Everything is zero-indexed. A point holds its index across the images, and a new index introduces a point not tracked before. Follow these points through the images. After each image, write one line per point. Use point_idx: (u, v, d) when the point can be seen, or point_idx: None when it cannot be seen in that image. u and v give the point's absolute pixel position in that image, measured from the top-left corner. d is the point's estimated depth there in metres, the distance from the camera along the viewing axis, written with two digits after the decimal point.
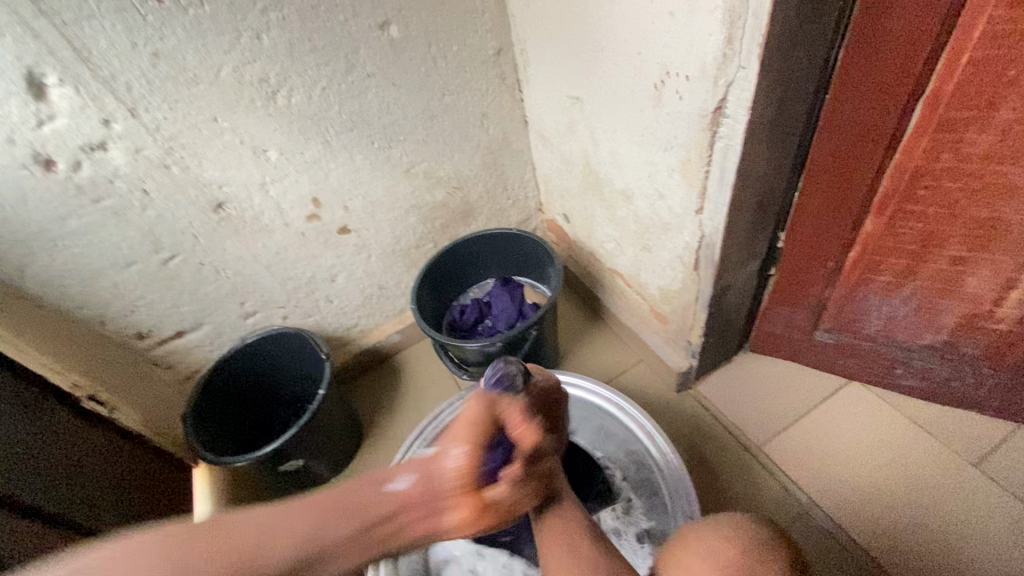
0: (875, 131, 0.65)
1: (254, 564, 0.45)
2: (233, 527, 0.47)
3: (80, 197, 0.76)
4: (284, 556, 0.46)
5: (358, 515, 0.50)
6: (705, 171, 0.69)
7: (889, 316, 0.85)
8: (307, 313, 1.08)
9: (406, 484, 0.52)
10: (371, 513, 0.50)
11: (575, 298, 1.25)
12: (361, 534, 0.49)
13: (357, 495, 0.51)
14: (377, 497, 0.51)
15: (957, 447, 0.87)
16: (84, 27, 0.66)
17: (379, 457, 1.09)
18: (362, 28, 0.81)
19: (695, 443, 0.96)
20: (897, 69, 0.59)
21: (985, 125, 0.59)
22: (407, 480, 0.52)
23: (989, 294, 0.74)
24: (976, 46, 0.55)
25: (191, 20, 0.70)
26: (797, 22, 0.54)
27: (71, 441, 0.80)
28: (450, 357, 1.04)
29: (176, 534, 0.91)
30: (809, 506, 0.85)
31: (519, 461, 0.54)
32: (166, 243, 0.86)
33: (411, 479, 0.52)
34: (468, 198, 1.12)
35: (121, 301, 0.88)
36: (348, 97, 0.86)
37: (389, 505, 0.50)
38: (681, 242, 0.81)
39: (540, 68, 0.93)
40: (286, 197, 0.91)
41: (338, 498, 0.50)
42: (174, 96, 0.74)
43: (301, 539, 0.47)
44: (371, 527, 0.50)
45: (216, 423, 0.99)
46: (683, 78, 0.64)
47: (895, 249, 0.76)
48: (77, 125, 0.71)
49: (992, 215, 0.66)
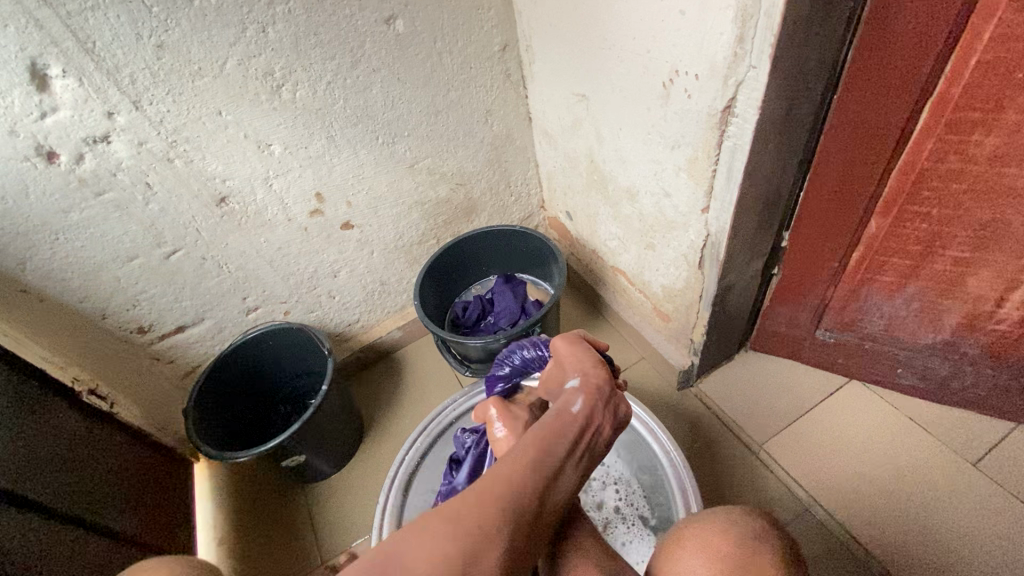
0: (882, 133, 0.65)
1: (514, 487, 0.37)
2: (479, 483, 0.38)
3: (82, 189, 0.75)
4: (523, 478, 0.38)
5: (523, 462, 0.39)
6: (712, 170, 0.69)
7: (890, 316, 0.86)
8: (309, 308, 1.08)
9: (543, 447, 0.41)
10: (567, 430, 0.43)
11: (576, 296, 1.25)
12: (568, 463, 0.41)
13: (520, 453, 0.40)
14: (557, 415, 0.45)
15: (955, 446, 0.88)
16: (88, 18, 0.65)
17: (380, 453, 1.09)
18: (368, 23, 0.80)
19: (696, 441, 0.96)
20: (906, 70, 0.59)
21: (992, 127, 0.60)
22: (577, 399, 0.47)
23: (991, 295, 0.75)
24: (986, 49, 0.55)
25: (197, 12, 0.69)
26: (809, 22, 0.54)
27: (82, 435, 0.80)
28: (453, 353, 1.04)
29: (178, 529, 0.90)
30: (809, 504, 0.86)
31: (603, 365, 0.53)
32: (169, 237, 0.86)
33: (577, 394, 0.48)
34: (471, 195, 1.12)
35: (123, 295, 0.87)
36: (353, 92, 0.85)
37: (575, 422, 0.44)
38: (687, 241, 0.81)
39: (545, 64, 0.93)
40: (290, 192, 0.90)
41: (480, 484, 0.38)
42: (178, 89, 0.74)
43: (520, 465, 0.39)
44: (574, 448, 0.42)
45: (218, 420, 0.99)
46: (692, 77, 0.64)
47: (899, 250, 0.76)
48: (80, 117, 0.70)
49: (995, 217, 0.66)
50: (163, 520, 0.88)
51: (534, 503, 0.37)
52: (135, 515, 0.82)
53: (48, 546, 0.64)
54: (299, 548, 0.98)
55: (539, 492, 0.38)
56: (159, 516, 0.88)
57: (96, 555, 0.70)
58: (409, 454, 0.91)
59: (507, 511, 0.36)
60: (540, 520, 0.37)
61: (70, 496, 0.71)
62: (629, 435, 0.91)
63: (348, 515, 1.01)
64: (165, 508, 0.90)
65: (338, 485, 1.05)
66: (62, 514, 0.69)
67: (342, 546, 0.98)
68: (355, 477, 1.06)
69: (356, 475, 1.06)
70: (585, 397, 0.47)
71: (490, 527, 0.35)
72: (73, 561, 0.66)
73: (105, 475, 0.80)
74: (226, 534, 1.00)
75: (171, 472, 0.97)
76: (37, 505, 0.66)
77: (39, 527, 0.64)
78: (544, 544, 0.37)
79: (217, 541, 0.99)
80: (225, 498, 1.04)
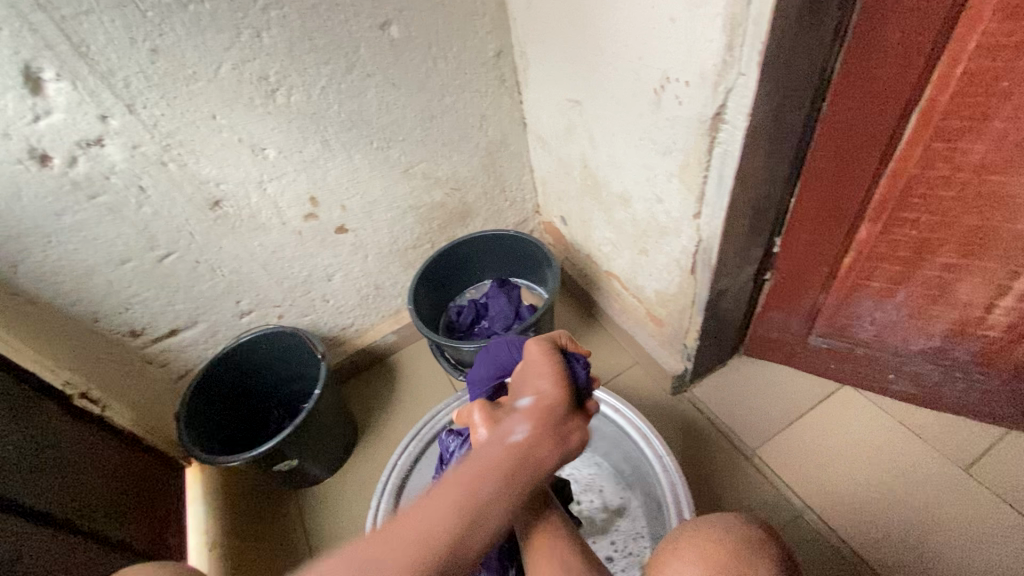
0: (871, 141, 0.66)
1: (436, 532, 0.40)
2: (406, 527, 0.41)
3: (75, 192, 0.75)
4: (444, 526, 0.41)
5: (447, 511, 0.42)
6: (703, 176, 0.70)
7: (881, 322, 0.86)
8: (302, 312, 1.08)
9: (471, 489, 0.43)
10: (502, 467, 0.44)
11: (571, 300, 1.25)
12: (495, 500, 0.43)
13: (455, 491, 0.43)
14: (499, 444, 0.45)
15: (947, 451, 0.88)
16: (82, 22, 0.65)
17: (373, 458, 1.08)
18: (363, 28, 0.81)
19: (690, 446, 0.96)
20: (894, 78, 0.60)
21: (979, 134, 0.60)
22: (523, 425, 0.47)
23: (981, 301, 0.75)
24: (971, 57, 0.56)
25: (191, 17, 0.70)
26: (796, 31, 0.55)
27: (77, 438, 0.80)
28: (447, 357, 1.04)
29: (169, 533, 0.90)
30: (801, 510, 0.86)
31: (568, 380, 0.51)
32: (162, 240, 0.86)
33: (521, 418, 0.47)
34: (466, 199, 1.12)
35: (115, 298, 0.87)
36: (348, 96, 0.86)
37: (516, 455, 0.45)
38: (679, 246, 0.82)
39: (540, 70, 0.93)
40: (284, 196, 0.90)
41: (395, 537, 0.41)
42: (172, 93, 0.74)
43: (444, 515, 0.41)
44: (506, 485, 0.43)
45: (213, 423, 0.99)
46: (683, 84, 0.64)
47: (889, 256, 0.77)
48: (74, 120, 0.70)
49: (983, 223, 0.67)
50: (156, 522, 0.88)
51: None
52: (128, 518, 0.82)
53: (44, 550, 0.64)
54: (291, 554, 0.97)
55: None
56: (152, 519, 0.88)
57: (90, 560, 0.70)
58: (401, 459, 0.91)
59: (428, 560, 0.40)
60: None
61: (62, 501, 0.71)
62: (621, 440, 0.91)
63: (341, 520, 1.01)
64: (158, 511, 0.90)
65: (330, 490, 1.05)
66: (56, 519, 0.69)
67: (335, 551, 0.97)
68: (347, 482, 1.06)
69: (348, 480, 1.06)
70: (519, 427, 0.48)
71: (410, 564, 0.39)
72: (67, 566, 0.66)
73: (98, 479, 0.80)
74: (218, 539, 0.98)
75: (163, 476, 0.97)
76: (32, 510, 0.66)
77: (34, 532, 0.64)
78: None
79: (208, 546, 0.96)
80: (215, 503, 1.02)
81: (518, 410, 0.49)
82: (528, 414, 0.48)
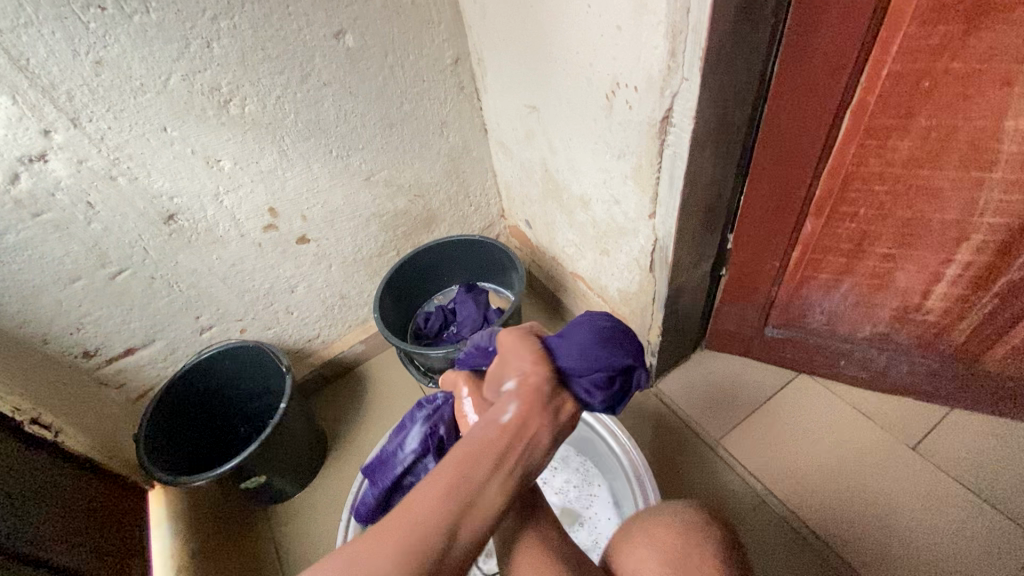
0: (809, 139, 0.69)
1: (433, 509, 0.37)
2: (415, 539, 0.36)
3: (18, 210, 0.72)
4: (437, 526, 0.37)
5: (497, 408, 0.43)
6: (656, 177, 0.72)
7: (830, 311, 0.90)
8: (265, 325, 1.06)
9: (512, 414, 0.42)
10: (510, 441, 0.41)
11: (538, 302, 1.27)
12: (494, 479, 0.39)
13: (454, 460, 0.39)
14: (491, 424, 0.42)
15: (897, 432, 0.93)
16: (21, 35, 0.63)
17: (344, 470, 1.07)
18: (317, 38, 0.81)
19: (660, 440, 0.98)
20: (827, 81, 0.63)
21: (906, 131, 0.65)
22: (509, 406, 0.43)
23: (918, 287, 0.80)
24: (895, 59, 0.60)
25: (137, 28, 0.68)
26: (734, 35, 0.57)
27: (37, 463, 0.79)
28: (416, 365, 1.03)
29: (132, 558, 0.87)
30: (765, 495, 0.89)
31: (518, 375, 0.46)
32: (113, 256, 0.83)
33: (512, 398, 0.44)
34: (430, 206, 1.12)
35: (65, 318, 0.83)
36: (304, 106, 0.85)
37: (506, 436, 0.41)
38: (637, 246, 0.84)
39: (497, 78, 0.95)
40: (241, 208, 0.89)
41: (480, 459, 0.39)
42: (118, 105, 0.72)
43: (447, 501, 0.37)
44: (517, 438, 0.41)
45: (171, 444, 0.96)
46: (632, 89, 0.66)
47: (833, 248, 0.80)
48: (14, 135, 0.68)
49: (915, 214, 0.71)
50: (120, 547, 0.86)
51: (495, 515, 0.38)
52: (93, 544, 0.81)
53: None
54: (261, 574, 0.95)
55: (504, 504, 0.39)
56: (117, 542, 0.86)
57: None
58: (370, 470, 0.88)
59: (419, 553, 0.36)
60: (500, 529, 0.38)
61: (27, 531, 0.70)
62: (593, 441, 0.91)
63: (314, 534, 0.99)
64: (123, 535, 0.89)
65: (301, 504, 1.03)
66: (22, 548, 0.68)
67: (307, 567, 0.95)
68: (318, 496, 1.04)
69: (318, 493, 1.04)
70: (511, 339, 0.50)
71: (410, 545, 0.36)
72: None
73: (60, 505, 0.79)
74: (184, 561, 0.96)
75: (124, 500, 0.95)
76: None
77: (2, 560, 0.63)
78: None
79: None
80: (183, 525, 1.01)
81: (501, 398, 0.45)
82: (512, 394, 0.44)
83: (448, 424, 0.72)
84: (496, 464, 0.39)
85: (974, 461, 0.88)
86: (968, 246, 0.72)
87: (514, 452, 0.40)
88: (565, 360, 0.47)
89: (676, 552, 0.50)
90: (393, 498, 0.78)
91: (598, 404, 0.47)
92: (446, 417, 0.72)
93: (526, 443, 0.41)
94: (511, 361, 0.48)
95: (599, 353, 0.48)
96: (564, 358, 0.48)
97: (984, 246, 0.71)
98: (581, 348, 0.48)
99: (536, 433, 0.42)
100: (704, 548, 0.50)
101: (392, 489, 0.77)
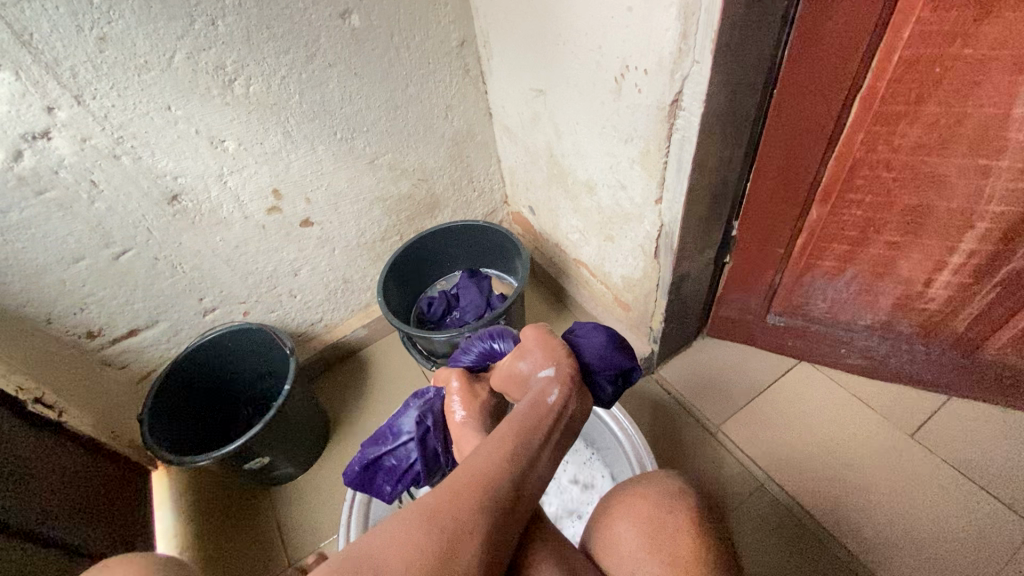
0: (818, 126, 0.69)
1: (495, 469, 0.39)
2: (462, 497, 0.37)
3: (22, 188, 0.72)
4: (490, 484, 0.39)
5: (538, 390, 0.48)
6: (664, 162, 0.72)
7: (833, 299, 0.91)
8: (268, 308, 1.06)
9: (558, 394, 0.47)
10: (550, 420, 0.45)
11: (540, 289, 1.28)
12: (543, 449, 0.43)
13: (506, 431, 0.42)
14: (532, 405, 0.45)
15: (895, 419, 0.94)
16: (24, 9, 0.62)
17: (347, 452, 1.07)
18: (323, 17, 0.80)
19: (661, 425, 0.99)
20: (837, 67, 0.63)
21: (915, 119, 0.65)
22: (553, 389, 0.47)
23: (921, 275, 0.80)
24: (906, 44, 0.59)
25: (141, 4, 0.67)
26: (746, 18, 0.57)
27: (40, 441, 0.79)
28: (419, 349, 1.03)
29: (134, 537, 0.88)
30: (763, 480, 0.90)
31: (553, 363, 0.51)
32: (117, 236, 0.83)
33: (552, 383, 0.48)
34: (433, 190, 1.12)
35: (69, 298, 0.83)
36: (309, 86, 0.84)
37: (551, 413, 0.45)
38: (642, 232, 0.84)
39: (503, 61, 0.94)
40: (245, 189, 0.89)
41: (528, 430, 0.43)
42: (122, 83, 0.71)
43: (495, 462, 0.40)
44: (559, 417, 0.45)
45: (174, 428, 0.96)
46: (642, 72, 0.66)
47: (837, 236, 0.81)
48: (17, 112, 0.67)
49: (921, 202, 0.72)
50: (123, 528, 0.87)
51: (505, 490, 0.39)
52: (96, 524, 0.81)
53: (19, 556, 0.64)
54: (264, 554, 0.96)
55: (513, 479, 0.39)
56: (120, 523, 0.87)
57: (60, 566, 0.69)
58: None
59: (486, 503, 0.38)
60: (513, 503, 0.39)
61: (30, 509, 0.70)
62: (595, 425, 0.92)
63: (317, 514, 1.00)
64: (126, 515, 0.89)
65: (305, 486, 1.04)
66: (25, 526, 0.68)
67: (310, 547, 0.96)
68: (321, 477, 1.05)
69: (321, 475, 1.05)
70: (536, 335, 0.54)
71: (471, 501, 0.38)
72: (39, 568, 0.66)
73: (63, 485, 0.79)
74: (187, 542, 0.97)
75: (128, 481, 0.95)
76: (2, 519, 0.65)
77: (4, 537, 0.63)
78: (513, 525, 0.39)
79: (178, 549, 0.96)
80: (185, 507, 1.01)
81: (540, 382, 0.49)
82: (556, 380, 0.48)
83: (438, 417, 0.63)
84: (546, 435, 0.44)
85: (970, 448, 0.89)
86: (972, 235, 0.72)
87: (558, 426, 0.45)
88: (593, 359, 0.55)
89: (649, 519, 0.51)
90: (374, 478, 0.71)
91: (608, 395, 0.56)
92: (437, 410, 0.64)
93: (567, 420, 0.46)
94: (539, 352, 0.52)
95: (617, 354, 0.57)
96: (592, 357, 0.55)
97: (989, 235, 0.71)
98: (607, 351, 0.56)
99: (574, 411, 0.47)
100: (679, 515, 0.51)
101: (372, 469, 0.70)
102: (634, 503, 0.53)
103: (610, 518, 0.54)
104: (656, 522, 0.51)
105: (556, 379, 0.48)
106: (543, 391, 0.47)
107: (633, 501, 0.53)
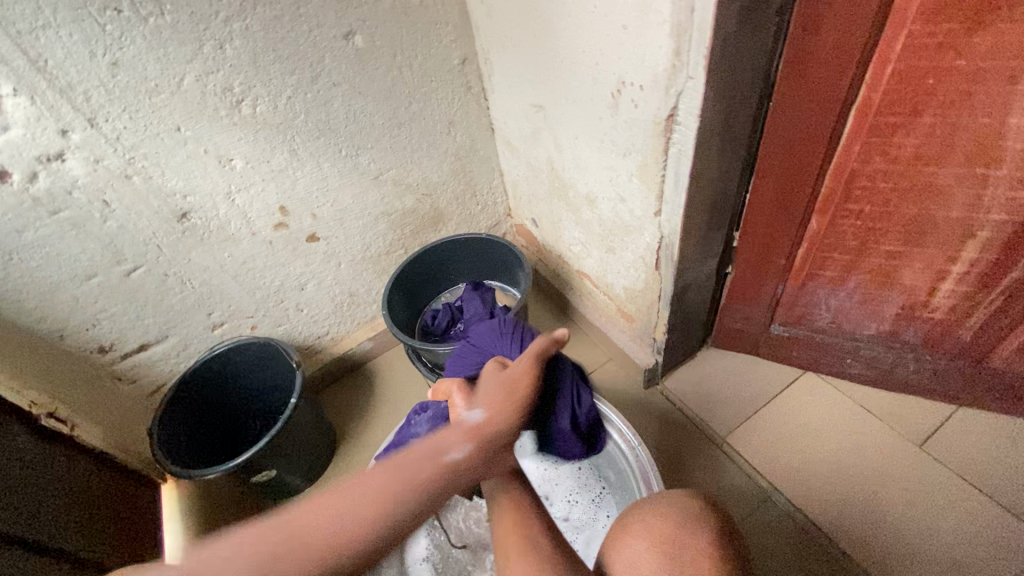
0: (815, 136, 0.70)
1: (368, 520, 0.44)
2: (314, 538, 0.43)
3: (37, 209, 0.74)
4: (356, 532, 0.43)
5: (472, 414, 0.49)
6: (661, 175, 0.73)
7: (837, 309, 0.90)
8: (276, 322, 1.08)
9: (463, 453, 0.52)
10: (443, 479, 0.49)
11: (544, 300, 1.28)
12: (419, 505, 0.47)
13: (387, 479, 0.47)
14: (432, 455, 0.50)
15: (903, 430, 0.93)
16: (40, 37, 0.65)
17: (353, 465, 1.08)
18: (327, 38, 0.82)
19: (665, 437, 0.99)
20: (832, 79, 0.64)
21: (911, 129, 0.65)
22: (462, 447, 0.52)
23: (924, 284, 0.80)
24: (900, 56, 0.60)
25: (151, 30, 0.70)
26: (738, 32, 0.58)
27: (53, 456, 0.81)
28: (423, 361, 1.04)
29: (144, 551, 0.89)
30: (768, 491, 0.89)
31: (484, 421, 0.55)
32: (128, 254, 0.85)
33: (465, 440, 0.53)
34: (437, 204, 1.14)
35: (81, 315, 0.85)
36: (314, 105, 0.86)
37: (447, 470, 0.50)
38: (643, 243, 0.85)
39: (503, 78, 0.96)
40: (253, 206, 0.91)
41: (416, 482, 0.48)
42: (134, 106, 0.74)
43: (370, 511, 0.45)
44: (452, 475, 0.50)
45: (184, 445, 0.97)
46: (638, 87, 0.67)
47: (839, 245, 0.81)
48: (33, 135, 0.70)
49: (921, 211, 0.71)
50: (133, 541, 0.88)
51: (373, 541, 0.44)
52: (107, 537, 0.83)
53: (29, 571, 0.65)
54: None
55: (380, 534, 0.44)
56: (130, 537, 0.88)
57: None
58: None
59: (339, 550, 0.43)
60: None
61: (42, 523, 0.71)
62: (601, 434, 0.91)
63: None
64: (136, 528, 0.90)
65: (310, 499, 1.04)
66: (36, 540, 0.69)
67: None
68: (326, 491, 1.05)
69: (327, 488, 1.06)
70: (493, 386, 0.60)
71: (387, 508, 0.45)
72: None
73: (75, 498, 0.80)
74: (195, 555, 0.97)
75: (138, 493, 0.97)
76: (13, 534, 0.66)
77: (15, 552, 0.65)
78: None
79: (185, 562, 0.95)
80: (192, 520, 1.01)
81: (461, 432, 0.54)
82: (471, 437, 0.53)
83: None
84: (430, 491, 0.48)
85: (982, 461, 0.88)
86: (974, 243, 0.72)
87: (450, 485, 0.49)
88: None
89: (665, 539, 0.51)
90: None
91: None
92: None
93: (457, 481, 0.50)
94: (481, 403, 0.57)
95: None
96: None
97: (990, 243, 0.71)
98: None
99: (469, 474, 0.51)
100: (694, 536, 0.51)
101: None
102: (651, 520, 0.53)
103: (624, 535, 0.54)
104: (671, 541, 0.51)
105: (472, 437, 0.53)
106: (453, 444, 0.52)
107: (649, 520, 0.53)
